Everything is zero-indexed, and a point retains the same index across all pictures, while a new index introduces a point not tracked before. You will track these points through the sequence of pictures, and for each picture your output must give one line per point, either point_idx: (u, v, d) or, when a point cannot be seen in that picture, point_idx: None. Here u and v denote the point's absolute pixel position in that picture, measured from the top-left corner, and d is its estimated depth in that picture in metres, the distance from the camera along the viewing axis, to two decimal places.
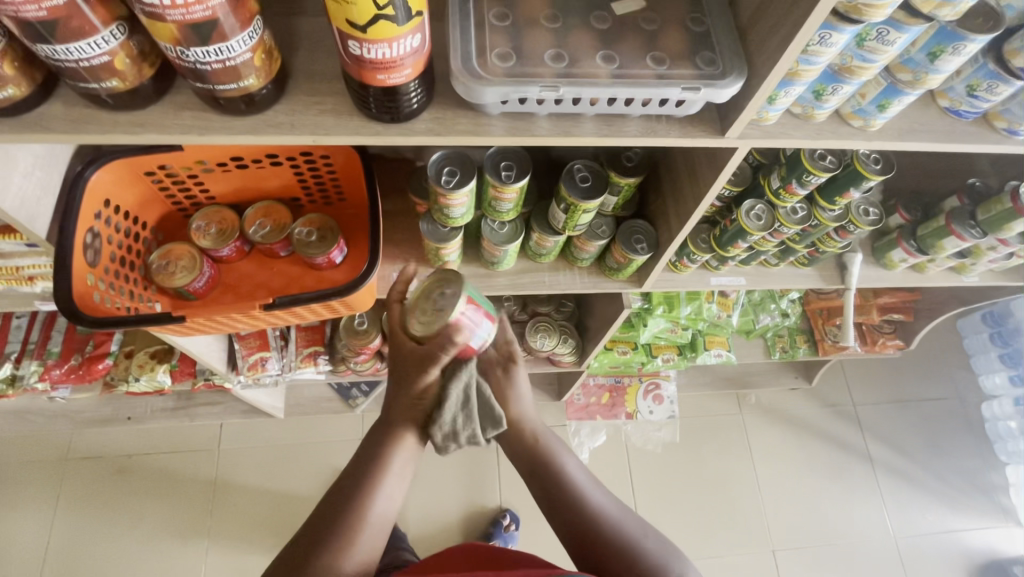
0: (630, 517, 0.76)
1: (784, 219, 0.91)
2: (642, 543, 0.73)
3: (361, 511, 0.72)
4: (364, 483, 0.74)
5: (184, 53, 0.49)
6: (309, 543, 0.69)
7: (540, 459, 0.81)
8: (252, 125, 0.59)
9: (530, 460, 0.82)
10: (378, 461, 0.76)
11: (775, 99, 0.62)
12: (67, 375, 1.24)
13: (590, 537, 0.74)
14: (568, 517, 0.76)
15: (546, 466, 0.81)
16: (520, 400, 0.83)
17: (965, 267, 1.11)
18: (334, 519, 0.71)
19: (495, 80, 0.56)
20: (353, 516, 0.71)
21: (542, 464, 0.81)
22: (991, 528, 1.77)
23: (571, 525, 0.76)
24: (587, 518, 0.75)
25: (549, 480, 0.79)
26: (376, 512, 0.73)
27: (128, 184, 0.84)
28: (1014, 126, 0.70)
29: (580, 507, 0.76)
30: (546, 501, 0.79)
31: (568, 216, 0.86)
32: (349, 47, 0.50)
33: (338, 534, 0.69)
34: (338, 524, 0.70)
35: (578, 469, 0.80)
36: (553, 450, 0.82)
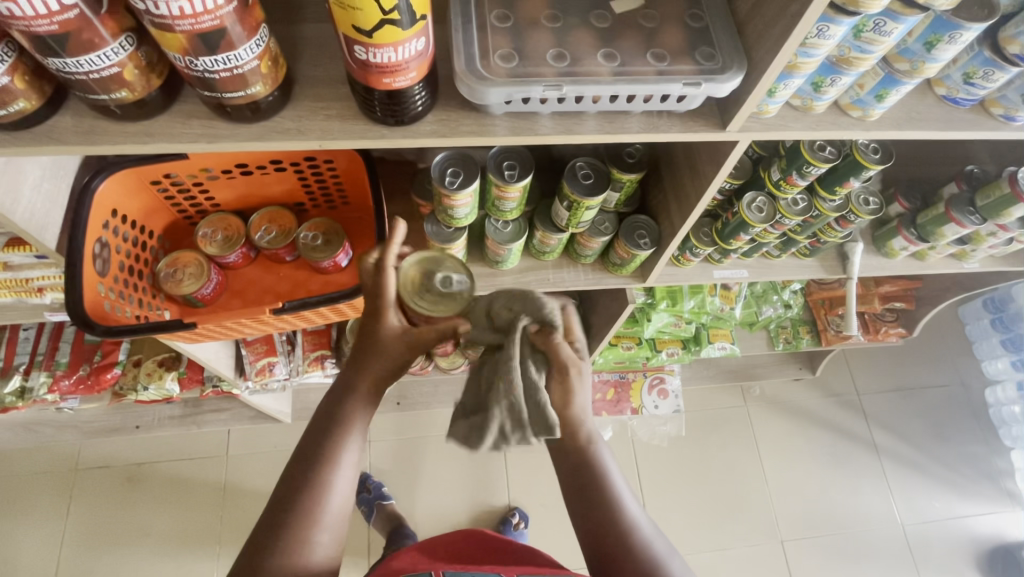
0: (660, 538, 0.72)
1: (785, 210, 0.92)
2: (667, 566, 0.70)
3: (320, 497, 0.67)
4: (322, 462, 0.69)
5: (192, 62, 0.50)
6: (268, 528, 0.66)
7: (583, 466, 0.73)
8: (259, 132, 0.60)
9: (570, 464, 0.74)
10: (335, 436, 0.70)
11: (774, 92, 0.62)
12: (76, 386, 1.24)
13: (617, 552, 0.70)
14: (595, 528, 0.72)
15: (586, 473, 0.73)
16: (582, 405, 0.71)
17: (965, 254, 1.12)
18: (290, 505, 0.66)
19: (499, 80, 0.56)
20: (311, 503, 0.66)
21: (583, 472, 0.73)
22: (997, 513, 1.78)
23: (598, 536, 0.72)
24: (618, 534, 0.71)
25: (585, 489, 0.73)
26: (337, 495, 0.68)
27: (134, 193, 0.85)
28: (1009, 113, 0.71)
29: (614, 523, 0.71)
30: (577, 507, 0.74)
31: (571, 213, 0.87)
32: (355, 52, 0.51)
33: (295, 522, 0.65)
34: (295, 511, 0.66)
35: (619, 481, 0.74)
36: (599, 459, 0.74)
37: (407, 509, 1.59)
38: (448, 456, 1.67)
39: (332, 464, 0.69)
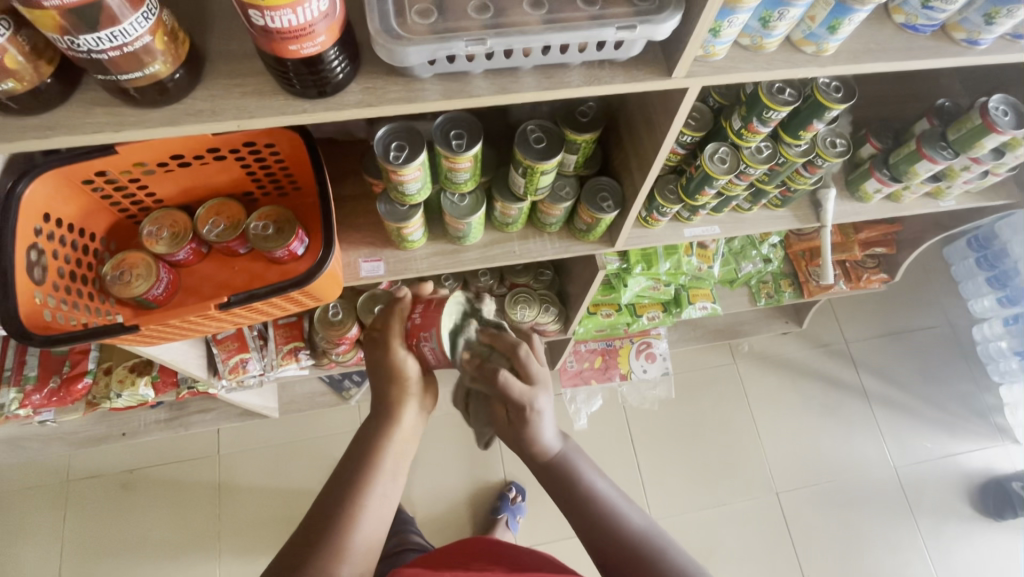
0: (654, 527, 0.71)
1: (749, 159, 0.87)
2: (668, 555, 0.68)
3: (349, 528, 0.68)
4: (351, 495, 0.70)
5: (74, 42, 0.45)
6: (294, 557, 0.66)
7: (565, 481, 0.74)
8: (170, 116, 0.55)
9: (553, 483, 0.75)
10: (367, 468, 0.73)
11: (719, 32, 0.59)
12: (49, 399, 1.21)
13: (621, 555, 0.69)
14: (589, 531, 0.72)
15: (570, 486, 0.74)
16: (544, 429, 0.74)
17: (940, 192, 1.09)
18: (318, 538, 0.67)
19: (418, 38, 0.52)
20: (340, 534, 0.67)
21: (564, 484, 0.74)
22: (986, 448, 1.80)
23: (601, 544, 0.70)
24: (615, 535, 0.70)
25: (574, 501, 0.73)
26: (366, 526, 0.69)
27: (66, 195, 0.81)
28: (972, 37, 0.68)
29: (611, 525, 0.70)
30: (574, 520, 0.73)
31: (527, 180, 0.83)
32: (251, 17, 0.46)
33: (322, 553, 0.66)
34: (324, 544, 0.66)
35: (601, 481, 0.74)
36: (577, 467, 0.75)
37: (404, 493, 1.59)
38: (440, 437, 1.66)
39: (363, 494, 0.71)
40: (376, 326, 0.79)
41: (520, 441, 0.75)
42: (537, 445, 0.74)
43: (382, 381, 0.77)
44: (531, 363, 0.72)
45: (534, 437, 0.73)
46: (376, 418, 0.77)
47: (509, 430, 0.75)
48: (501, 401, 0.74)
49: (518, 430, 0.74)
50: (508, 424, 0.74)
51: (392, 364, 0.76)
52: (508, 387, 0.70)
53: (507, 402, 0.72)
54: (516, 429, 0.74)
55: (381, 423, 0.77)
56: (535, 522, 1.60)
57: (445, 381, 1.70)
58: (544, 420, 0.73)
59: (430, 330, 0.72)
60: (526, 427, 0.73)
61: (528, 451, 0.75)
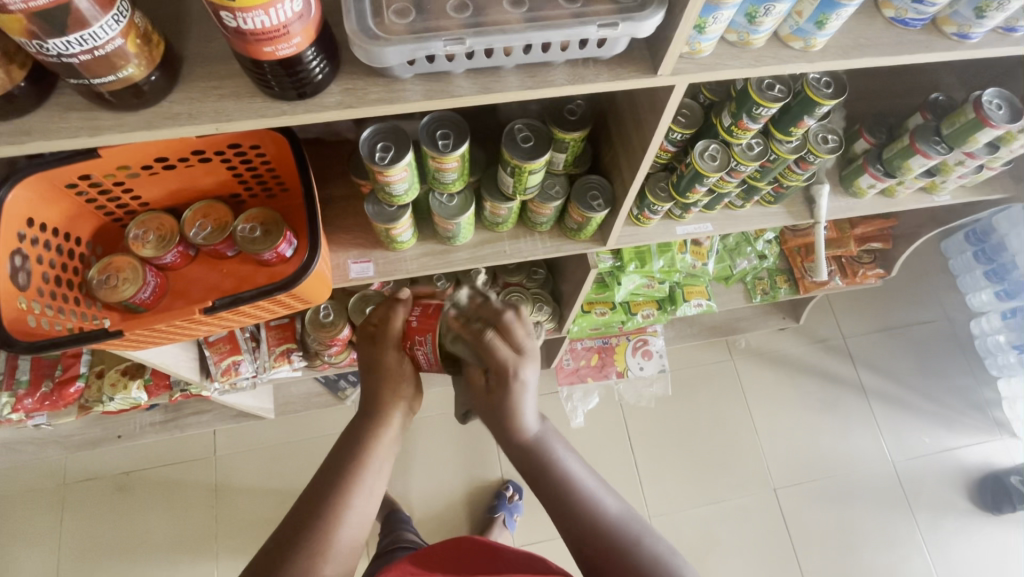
0: (631, 515, 0.71)
1: (740, 157, 0.87)
2: (643, 543, 0.67)
3: (332, 527, 0.68)
4: (335, 493, 0.70)
5: (43, 47, 0.45)
6: (275, 554, 0.66)
7: (542, 466, 0.73)
8: (147, 120, 0.55)
9: (529, 467, 0.74)
10: (352, 466, 0.73)
11: (704, 28, 0.58)
12: (41, 403, 1.20)
13: (596, 539, 0.68)
14: (563, 515, 0.71)
15: (546, 472, 0.73)
16: (526, 400, 0.73)
17: (935, 187, 1.08)
18: (300, 535, 0.66)
19: (396, 39, 0.51)
20: (322, 532, 0.67)
21: (538, 466, 0.74)
22: (984, 442, 1.79)
23: (576, 530, 0.69)
24: (590, 519, 0.69)
25: (551, 487, 0.72)
26: (350, 524, 0.69)
27: (50, 199, 0.80)
28: (963, 30, 0.67)
29: (585, 510, 0.70)
30: (550, 506, 0.72)
31: (516, 179, 0.82)
32: (223, 19, 0.45)
33: (303, 550, 0.65)
34: (306, 541, 0.66)
35: (579, 468, 0.74)
36: (553, 451, 0.74)
37: (400, 493, 1.59)
38: (436, 437, 1.65)
39: (347, 493, 0.70)
40: (372, 326, 0.81)
41: (498, 412, 0.74)
42: (516, 421, 0.73)
43: (372, 378, 0.79)
44: (522, 330, 0.73)
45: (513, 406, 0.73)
46: (363, 417, 0.78)
47: (490, 400, 0.74)
48: (484, 365, 0.74)
49: (496, 400, 0.73)
50: (489, 394, 0.74)
51: (384, 363, 0.78)
52: (493, 348, 0.71)
53: (489, 366, 0.72)
54: (496, 398, 0.73)
55: (369, 421, 0.77)
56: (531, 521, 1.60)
57: (441, 381, 1.70)
58: (525, 390, 0.73)
59: (426, 336, 0.76)
60: (506, 394, 0.72)
61: (506, 427, 0.74)
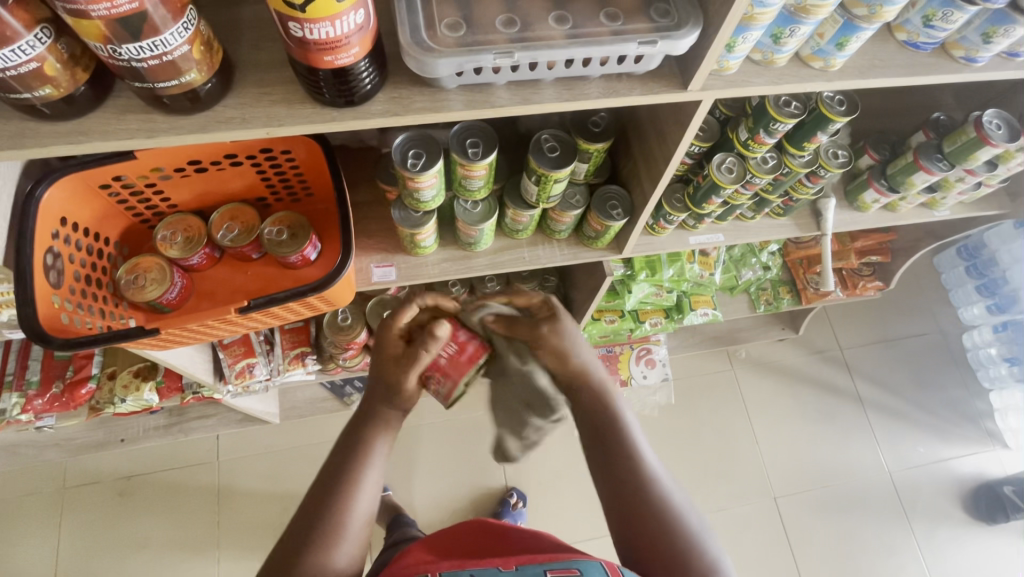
0: (677, 489, 0.74)
1: (755, 169, 0.90)
2: (687, 518, 0.71)
3: (346, 509, 0.69)
4: (345, 479, 0.71)
5: (116, 51, 0.47)
6: (294, 539, 0.68)
7: (603, 427, 0.76)
8: (201, 123, 0.57)
9: (592, 433, 0.77)
10: (353, 462, 0.73)
11: (733, 47, 0.61)
12: (51, 405, 1.20)
13: (644, 512, 0.71)
14: (615, 475, 0.73)
15: (607, 430, 0.76)
16: (577, 347, 0.78)
17: (935, 203, 1.12)
18: (317, 516, 0.68)
19: (447, 51, 0.54)
20: (337, 513, 0.69)
21: (603, 422, 0.76)
22: (978, 453, 1.83)
23: (631, 502, 0.72)
24: (643, 487, 0.72)
25: (610, 447, 0.75)
26: (363, 505, 0.71)
27: (83, 199, 0.81)
28: (970, 54, 0.71)
29: (637, 476, 0.73)
30: (602, 472, 0.75)
31: (540, 188, 0.85)
32: (290, 29, 0.48)
33: (315, 540, 0.67)
34: (321, 522, 0.68)
35: (636, 433, 0.76)
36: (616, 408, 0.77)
37: (405, 500, 1.59)
38: (441, 443, 1.66)
39: (357, 478, 0.72)
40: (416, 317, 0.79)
41: (558, 366, 0.78)
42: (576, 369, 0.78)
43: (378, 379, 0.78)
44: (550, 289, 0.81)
45: (562, 352, 0.77)
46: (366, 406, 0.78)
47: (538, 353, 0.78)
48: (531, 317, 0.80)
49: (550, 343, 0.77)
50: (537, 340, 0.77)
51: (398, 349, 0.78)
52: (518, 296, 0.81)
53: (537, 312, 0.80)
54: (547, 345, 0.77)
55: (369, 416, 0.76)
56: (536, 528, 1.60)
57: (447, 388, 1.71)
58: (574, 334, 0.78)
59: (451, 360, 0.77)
60: (551, 344, 0.77)
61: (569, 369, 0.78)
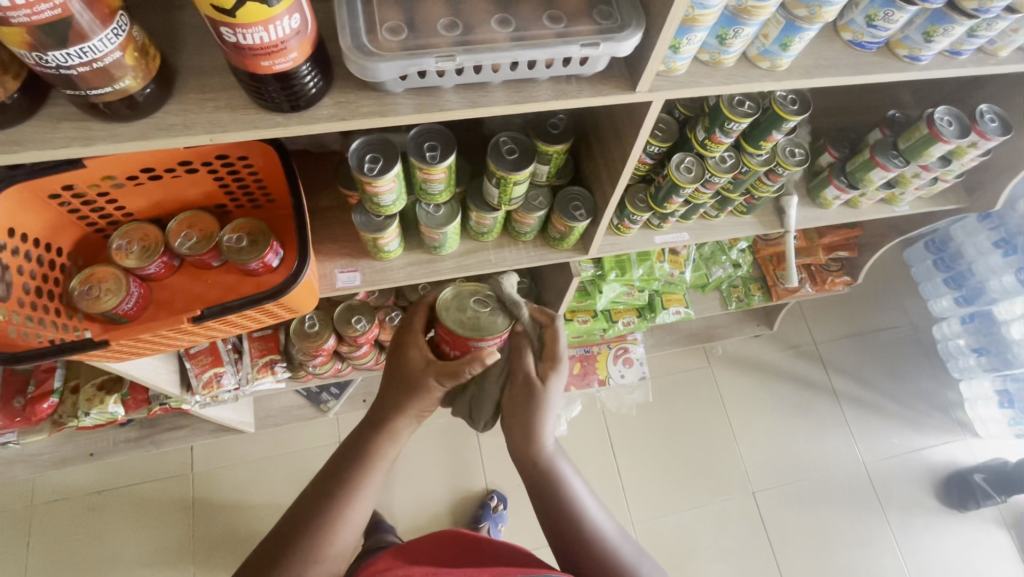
0: (626, 539, 0.74)
1: (713, 169, 0.91)
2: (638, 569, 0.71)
3: (330, 534, 0.68)
4: (330, 510, 0.69)
5: (42, 58, 0.46)
6: (271, 556, 0.67)
7: (555, 490, 0.76)
8: (141, 131, 0.56)
9: (542, 501, 0.77)
10: (351, 478, 0.73)
11: (679, 48, 0.62)
12: (11, 420, 1.17)
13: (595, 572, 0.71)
14: (564, 541, 0.73)
15: (556, 492, 0.76)
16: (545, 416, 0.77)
17: (895, 198, 1.14)
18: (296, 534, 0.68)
19: (389, 55, 0.54)
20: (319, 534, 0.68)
21: (550, 486, 0.76)
22: (949, 442, 1.87)
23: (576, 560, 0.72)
24: (593, 549, 0.72)
25: (558, 509, 0.75)
26: (348, 527, 0.69)
27: (32, 210, 0.79)
28: (914, 53, 0.73)
29: (586, 538, 0.73)
30: (554, 540, 0.75)
31: (501, 190, 0.85)
32: (223, 34, 0.47)
33: (299, 552, 0.66)
34: (298, 541, 0.67)
35: (583, 491, 0.77)
36: (562, 471, 0.78)
37: (385, 506, 1.58)
38: (420, 447, 1.65)
39: (346, 502, 0.70)
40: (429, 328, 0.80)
41: (516, 432, 0.79)
42: (538, 432, 0.77)
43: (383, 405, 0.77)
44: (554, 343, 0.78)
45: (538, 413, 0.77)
46: (368, 427, 0.77)
47: (512, 407, 0.78)
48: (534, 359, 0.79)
49: (521, 403, 0.77)
50: (518, 393, 0.77)
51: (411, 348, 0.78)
52: (523, 354, 0.77)
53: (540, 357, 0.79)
54: (522, 403, 0.77)
55: (371, 438, 0.76)
56: (516, 531, 1.59)
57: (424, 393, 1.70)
58: (550, 397, 0.77)
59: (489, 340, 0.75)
60: (526, 404, 0.77)
61: (525, 436, 0.78)
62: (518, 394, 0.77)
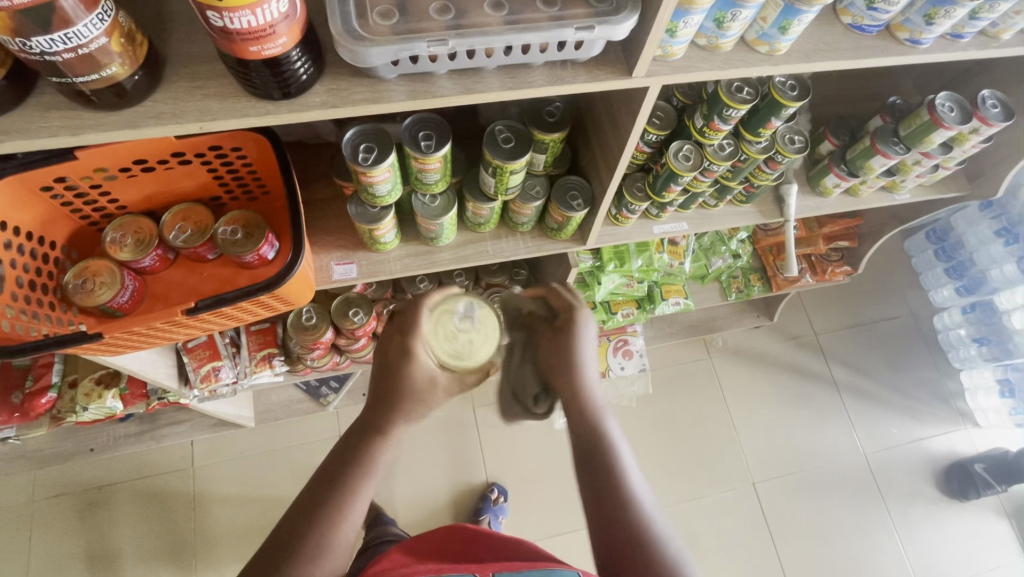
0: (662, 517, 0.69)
1: (711, 157, 0.90)
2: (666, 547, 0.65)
3: (331, 534, 0.66)
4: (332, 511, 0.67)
5: (25, 44, 0.45)
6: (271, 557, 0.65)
7: (597, 450, 0.71)
8: (130, 119, 0.55)
9: (583, 452, 0.72)
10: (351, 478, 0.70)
11: (676, 32, 0.61)
12: (9, 416, 1.17)
13: (624, 537, 0.65)
14: (602, 495, 0.69)
15: (598, 451, 0.71)
16: (584, 356, 0.75)
17: (895, 185, 1.13)
18: (296, 544, 0.65)
19: (380, 40, 0.53)
20: (320, 539, 0.66)
21: (594, 436, 0.72)
22: (951, 432, 1.87)
23: (610, 529, 0.66)
24: (626, 512, 0.67)
25: (598, 475, 0.70)
26: (349, 530, 0.68)
27: (24, 203, 0.78)
28: (915, 36, 0.72)
29: (622, 502, 0.67)
30: (589, 497, 0.70)
31: (497, 180, 0.84)
32: (210, 18, 0.46)
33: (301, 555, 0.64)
34: (298, 552, 0.65)
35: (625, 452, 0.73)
36: (608, 428, 0.73)
37: (386, 499, 1.58)
38: (420, 440, 1.65)
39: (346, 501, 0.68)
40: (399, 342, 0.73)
41: (556, 372, 0.75)
42: (578, 375, 0.75)
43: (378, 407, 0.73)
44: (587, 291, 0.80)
45: (573, 360, 0.75)
46: (363, 430, 0.73)
47: (550, 346, 0.76)
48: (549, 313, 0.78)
49: (557, 344, 0.75)
50: (550, 338, 0.76)
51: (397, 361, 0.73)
52: (558, 292, 0.78)
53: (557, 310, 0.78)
54: (558, 342, 0.75)
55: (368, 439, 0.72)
56: (517, 524, 1.59)
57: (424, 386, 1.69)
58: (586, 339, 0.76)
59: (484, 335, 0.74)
60: (561, 340, 0.75)
61: (565, 379, 0.75)
62: (550, 342, 0.76)
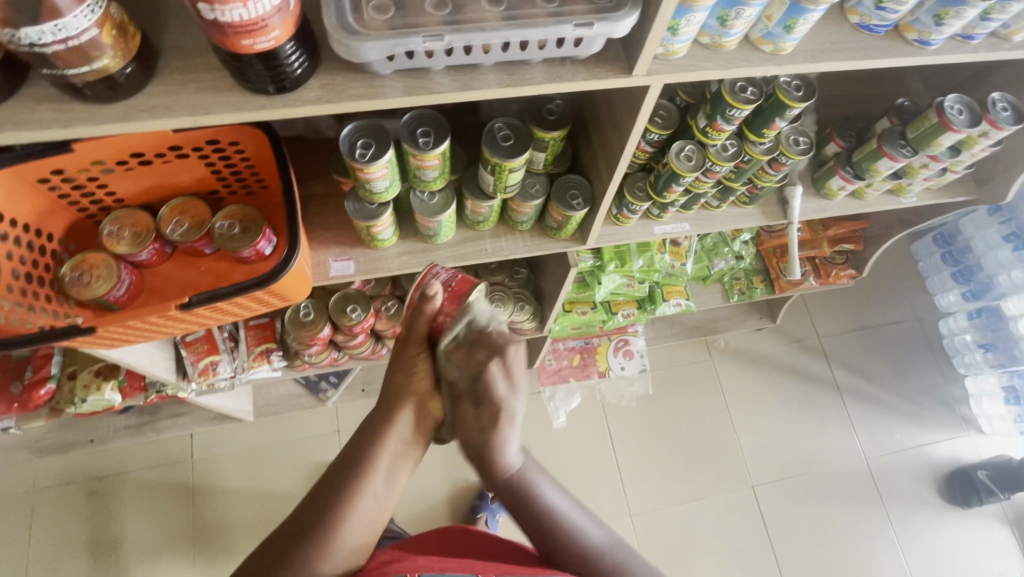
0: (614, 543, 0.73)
1: (714, 158, 0.89)
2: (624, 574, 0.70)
3: (348, 513, 0.66)
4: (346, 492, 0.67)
5: (14, 35, 0.45)
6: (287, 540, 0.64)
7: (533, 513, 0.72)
8: (123, 112, 0.54)
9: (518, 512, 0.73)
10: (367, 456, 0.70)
11: (677, 30, 0.59)
12: (9, 407, 1.18)
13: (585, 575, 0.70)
14: (553, 546, 0.71)
15: (532, 513, 0.72)
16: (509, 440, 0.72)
17: (902, 189, 1.11)
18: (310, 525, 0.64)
19: (375, 35, 0.52)
20: (333, 521, 0.65)
21: (528, 501, 0.72)
22: (954, 438, 1.85)
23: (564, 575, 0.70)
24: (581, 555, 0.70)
25: (537, 532, 0.71)
26: (361, 517, 0.66)
27: (22, 195, 0.78)
28: (924, 37, 0.70)
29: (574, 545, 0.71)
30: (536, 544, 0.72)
31: (496, 177, 0.83)
32: (201, 11, 0.45)
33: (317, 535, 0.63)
34: (310, 538, 0.63)
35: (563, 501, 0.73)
36: (536, 484, 0.73)
37: None
38: None
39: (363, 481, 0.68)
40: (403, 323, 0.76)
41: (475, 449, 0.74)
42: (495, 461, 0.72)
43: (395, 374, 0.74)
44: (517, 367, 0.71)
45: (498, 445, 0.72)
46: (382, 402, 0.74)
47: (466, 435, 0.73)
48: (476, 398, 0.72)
49: (477, 435, 0.72)
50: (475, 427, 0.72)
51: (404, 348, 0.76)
52: (491, 385, 0.70)
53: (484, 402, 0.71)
54: (482, 440, 0.72)
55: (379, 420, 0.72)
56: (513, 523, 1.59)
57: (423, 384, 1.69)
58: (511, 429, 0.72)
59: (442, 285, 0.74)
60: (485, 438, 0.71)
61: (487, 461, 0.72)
62: (473, 426, 0.72)
